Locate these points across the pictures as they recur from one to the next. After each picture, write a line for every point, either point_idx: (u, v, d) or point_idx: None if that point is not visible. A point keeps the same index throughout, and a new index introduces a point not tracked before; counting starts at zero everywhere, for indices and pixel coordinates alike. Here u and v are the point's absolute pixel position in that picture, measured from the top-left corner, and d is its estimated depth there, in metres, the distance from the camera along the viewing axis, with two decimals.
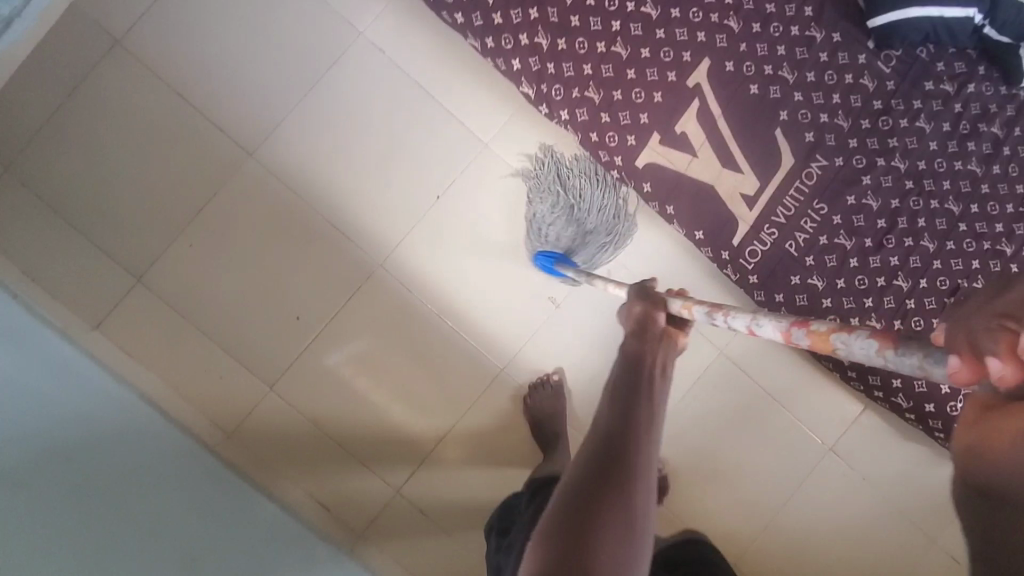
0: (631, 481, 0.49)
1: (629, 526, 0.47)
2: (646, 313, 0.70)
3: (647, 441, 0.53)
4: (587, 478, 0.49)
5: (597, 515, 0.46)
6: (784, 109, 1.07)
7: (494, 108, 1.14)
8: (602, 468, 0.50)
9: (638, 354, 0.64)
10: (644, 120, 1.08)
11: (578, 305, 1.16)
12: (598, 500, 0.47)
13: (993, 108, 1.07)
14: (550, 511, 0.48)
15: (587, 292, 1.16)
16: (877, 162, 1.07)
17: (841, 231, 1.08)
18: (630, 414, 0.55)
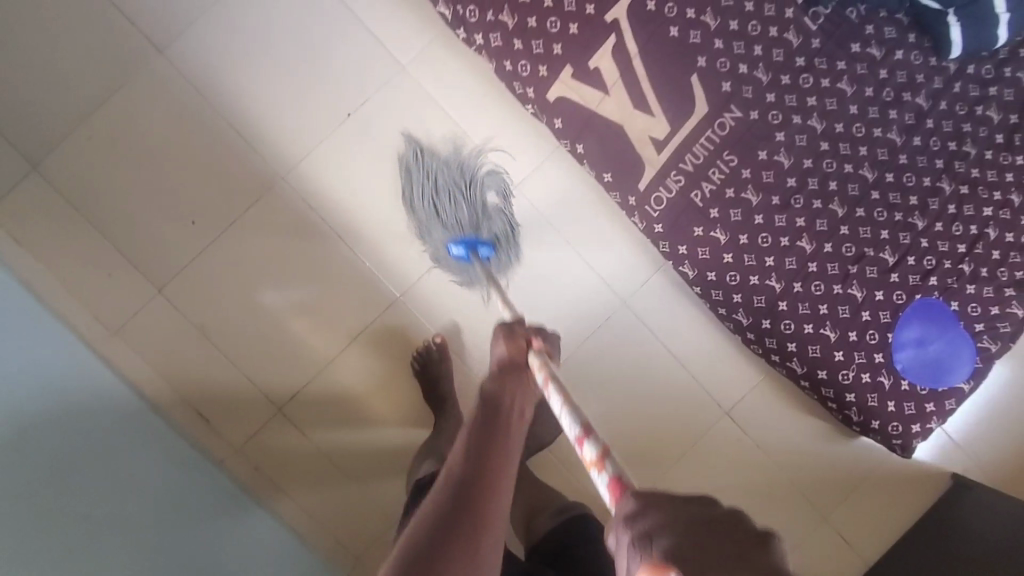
0: (482, 523, 0.58)
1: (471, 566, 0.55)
2: (511, 356, 0.76)
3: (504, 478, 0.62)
4: (440, 524, 0.56)
5: (445, 551, 0.54)
6: (702, 55, 1.06)
7: (414, 32, 1.13)
8: (460, 517, 0.57)
9: (496, 394, 0.71)
10: (558, 52, 1.05)
11: None
12: (446, 540, 0.55)
13: (918, 79, 1.10)
14: (403, 541, 0.56)
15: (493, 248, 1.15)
16: (793, 120, 1.07)
17: (749, 185, 1.07)
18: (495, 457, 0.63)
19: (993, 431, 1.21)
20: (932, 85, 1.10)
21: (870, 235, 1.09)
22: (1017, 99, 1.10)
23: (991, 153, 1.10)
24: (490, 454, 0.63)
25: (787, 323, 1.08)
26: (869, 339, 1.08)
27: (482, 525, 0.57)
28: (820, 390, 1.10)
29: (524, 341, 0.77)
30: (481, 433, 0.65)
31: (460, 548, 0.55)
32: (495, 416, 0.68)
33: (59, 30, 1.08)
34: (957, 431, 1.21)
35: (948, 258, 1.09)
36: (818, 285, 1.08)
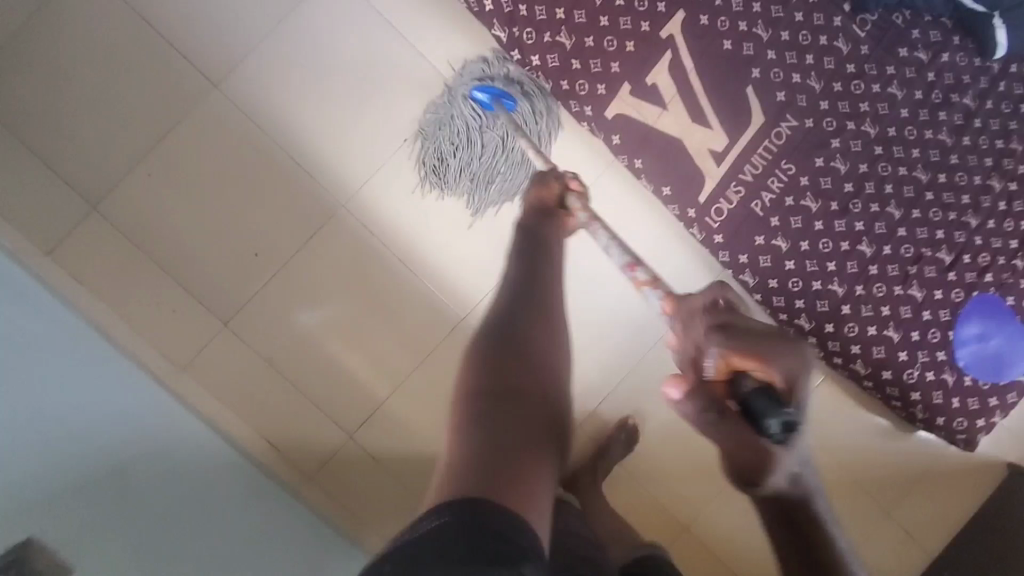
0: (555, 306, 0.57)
1: (555, 324, 0.55)
2: (547, 199, 0.80)
3: (555, 273, 0.64)
4: (508, 301, 0.56)
5: (530, 322, 0.53)
6: (755, 67, 1.08)
7: (467, 53, 1.14)
8: (531, 291, 0.58)
9: (540, 222, 0.77)
10: (616, 70, 1.07)
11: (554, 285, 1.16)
12: (525, 313, 0.54)
13: (965, 80, 1.12)
14: (488, 311, 0.55)
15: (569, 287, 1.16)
16: (846, 126, 1.10)
17: (808, 193, 1.09)
18: (548, 304, 0.57)
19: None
20: (978, 85, 1.13)
21: (926, 236, 1.11)
22: None
23: None
24: (545, 266, 0.64)
25: (851, 326, 1.10)
26: (931, 338, 1.10)
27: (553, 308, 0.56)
28: (884, 391, 1.12)
29: (558, 187, 0.81)
30: (530, 260, 0.65)
31: (543, 324, 0.54)
32: (538, 237, 0.72)
33: (110, 68, 1.08)
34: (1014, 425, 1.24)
35: (1002, 255, 1.11)
36: (880, 287, 1.10)
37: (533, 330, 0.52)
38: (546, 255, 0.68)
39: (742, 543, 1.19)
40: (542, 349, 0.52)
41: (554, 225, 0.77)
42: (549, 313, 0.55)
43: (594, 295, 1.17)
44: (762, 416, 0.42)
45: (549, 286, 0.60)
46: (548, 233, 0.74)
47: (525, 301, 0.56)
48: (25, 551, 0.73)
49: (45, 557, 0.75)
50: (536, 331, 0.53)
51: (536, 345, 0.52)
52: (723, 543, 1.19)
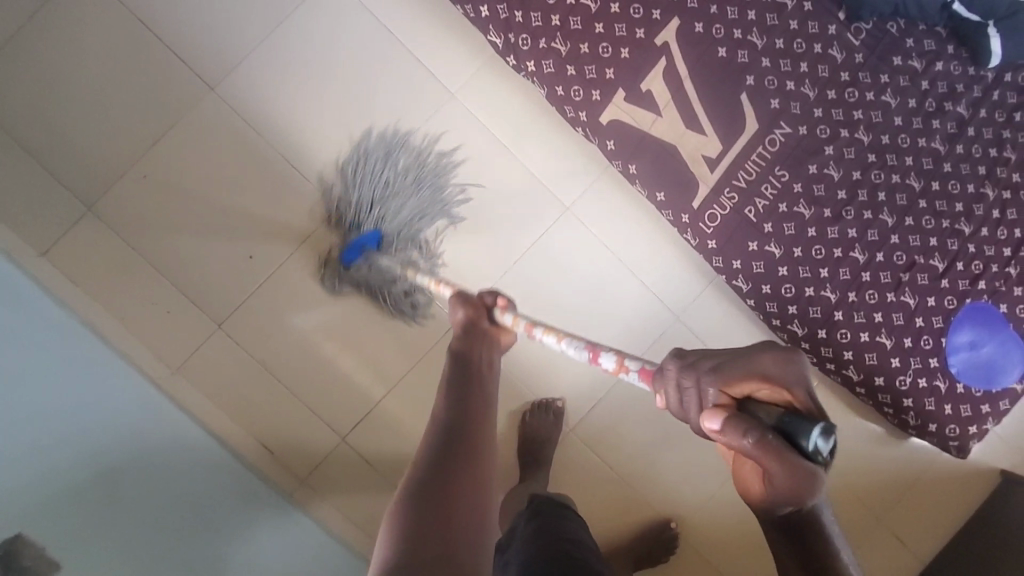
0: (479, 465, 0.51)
1: (480, 507, 0.48)
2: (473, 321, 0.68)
3: (482, 413, 0.56)
4: (431, 468, 0.49)
5: (455, 500, 0.47)
6: (750, 74, 1.08)
7: (463, 58, 1.14)
8: (461, 442, 0.52)
9: (468, 346, 0.65)
10: (610, 76, 1.07)
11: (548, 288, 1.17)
12: (445, 486, 0.47)
13: (959, 88, 1.13)
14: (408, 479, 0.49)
15: (564, 288, 1.17)
16: (840, 133, 1.10)
17: (801, 200, 1.09)
18: (472, 470, 0.50)
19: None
20: (971, 94, 1.13)
21: (919, 243, 1.11)
22: None
23: None
24: (474, 400, 0.57)
25: (843, 332, 1.10)
26: (924, 345, 1.10)
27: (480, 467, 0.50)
28: (877, 397, 1.12)
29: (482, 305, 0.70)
30: (459, 388, 0.58)
31: (468, 498, 0.48)
32: (468, 358, 0.63)
33: (106, 70, 1.08)
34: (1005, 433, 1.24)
35: (994, 262, 1.12)
36: (872, 294, 1.10)
37: (456, 506, 0.46)
38: (477, 383, 0.60)
39: (733, 548, 1.20)
40: (465, 533, 0.45)
41: (481, 343, 0.66)
42: (478, 482, 0.49)
43: (586, 299, 1.18)
44: (800, 433, 0.41)
45: (476, 441, 0.52)
46: (475, 356, 0.64)
47: (470, 388, 0.59)
48: (14, 545, 0.77)
49: (34, 553, 0.79)
50: (461, 508, 0.46)
51: (459, 528, 0.45)
52: (715, 547, 1.20)
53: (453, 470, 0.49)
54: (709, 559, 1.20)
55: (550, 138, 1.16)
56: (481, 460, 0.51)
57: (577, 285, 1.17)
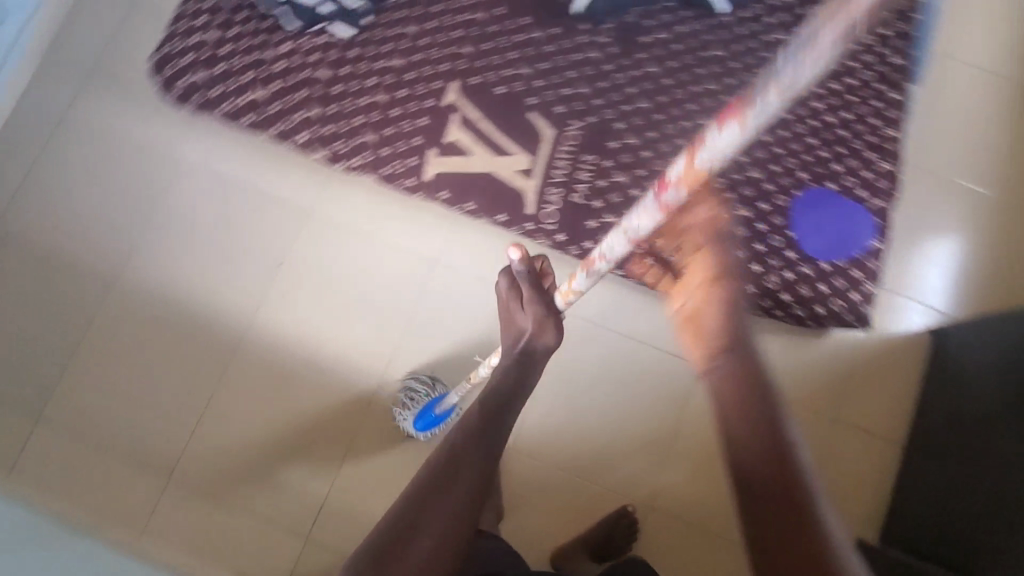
0: (467, 474, 0.73)
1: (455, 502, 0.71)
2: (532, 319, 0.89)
3: (477, 448, 0.76)
4: (437, 466, 0.74)
5: (445, 484, 0.72)
6: (530, 96, 1.28)
7: (304, 177, 1.31)
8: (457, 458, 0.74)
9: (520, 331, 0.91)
10: (419, 142, 1.27)
11: (443, 332, 1.27)
12: (440, 479, 0.72)
13: (707, 38, 1.32)
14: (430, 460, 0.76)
15: (457, 328, 1.27)
16: (624, 109, 1.27)
17: (615, 171, 1.25)
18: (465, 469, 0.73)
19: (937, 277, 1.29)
20: (720, 38, 1.32)
21: (732, 165, 1.26)
22: (790, 19, 1.32)
23: None
24: (473, 441, 0.76)
25: None
26: (773, 243, 1.24)
27: (466, 463, 0.74)
28: (759, 303, 1.23)
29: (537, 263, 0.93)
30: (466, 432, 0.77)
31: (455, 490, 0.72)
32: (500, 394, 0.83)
33: (26, 300, 1.28)
34: (909, 291, 1.28)
35: (805, 152, 1.27)
36: None
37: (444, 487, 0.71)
38: (487, 425, 0.79)
39: (705, 498, 1.20)
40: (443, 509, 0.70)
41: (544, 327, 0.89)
42: (460, 481, 0.72)
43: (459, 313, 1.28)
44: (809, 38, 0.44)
45: (469, 458, 0.74)
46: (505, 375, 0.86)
47: (477, 427, 0.78)
48: None
49: None
50: (444, 492, 0.71)
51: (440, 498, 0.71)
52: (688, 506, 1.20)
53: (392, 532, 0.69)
54: (686, 523, 1.19)
55: (398, 211, 1.30)
56: (432, 512, 0.70)
57: (468, 321, 1.27)
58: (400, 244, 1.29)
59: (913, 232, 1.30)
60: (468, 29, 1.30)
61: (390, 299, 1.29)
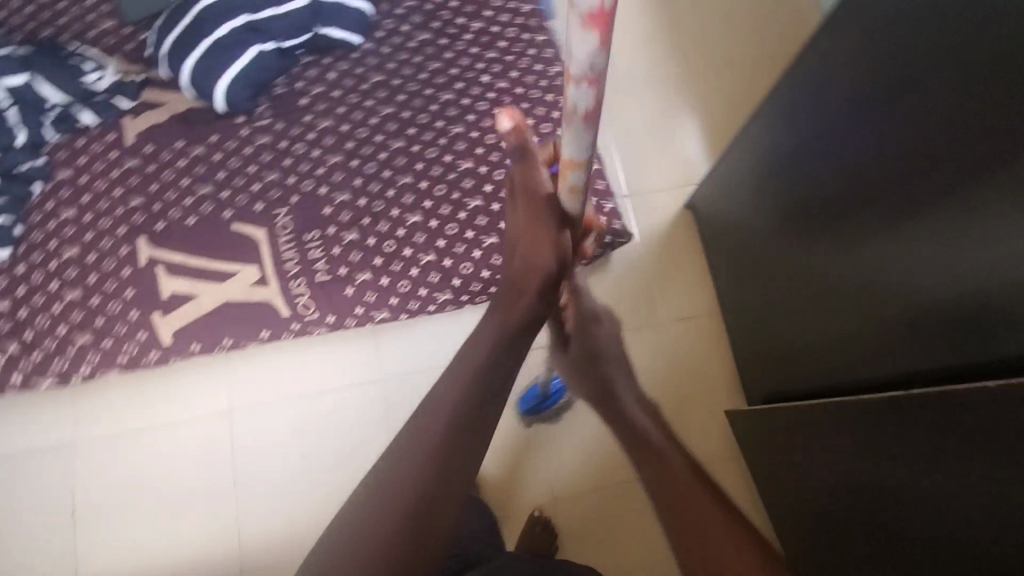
0: (411, 494, 0.66)
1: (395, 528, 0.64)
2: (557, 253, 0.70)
3: (429, 452, 0.68)
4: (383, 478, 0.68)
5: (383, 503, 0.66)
6: (224, 209, 1.21)
7: (51, 410, 1.19)
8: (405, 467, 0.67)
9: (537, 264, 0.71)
10: (137, 314, 1.15)
11: (274, 472, 1.19)
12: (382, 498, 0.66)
13: (360, 71, 1.32)
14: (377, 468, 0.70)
15: (285, 458, 1.19)
16: (319, 173, 1.24)
17: (342, 232, 1.21)
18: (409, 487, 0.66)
19: (668, 156, 1.38)
20: (371, 65, 1.32)
21: (443, 168, 1.26)
22: (424, 16, 1.36)
23: (447, 54, 1.35)
24: (426, 442, 0.68)
25: (466, 265, 1.22)
26: None
27: (411, 476, 0.67)
28: None
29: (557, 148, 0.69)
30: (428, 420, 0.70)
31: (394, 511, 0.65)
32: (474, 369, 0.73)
33: None
34: (654, 181, 1.37)
35: (498, 124, 1.30)
36: (452, 227, 1.23)
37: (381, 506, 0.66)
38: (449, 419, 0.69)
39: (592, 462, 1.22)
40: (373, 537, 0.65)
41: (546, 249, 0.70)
42: (400, 504, 0.65)
43: (304, 454, 1.20)
44: None
45: (416, 469, 0.67)
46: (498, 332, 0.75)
47: (432, 423, 0.70)
48: None
49: None
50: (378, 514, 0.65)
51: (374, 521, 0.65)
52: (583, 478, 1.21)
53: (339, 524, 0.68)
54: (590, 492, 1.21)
55: (164, 387, 1.20)
56: (366, 538, 0.64)
57: (292, 446, 1.20)
58: (185, 414, 1.20)
59: (629, 129, 1.39)
60: (128, 180, 1.22)
61: (205, 472, 1.18)
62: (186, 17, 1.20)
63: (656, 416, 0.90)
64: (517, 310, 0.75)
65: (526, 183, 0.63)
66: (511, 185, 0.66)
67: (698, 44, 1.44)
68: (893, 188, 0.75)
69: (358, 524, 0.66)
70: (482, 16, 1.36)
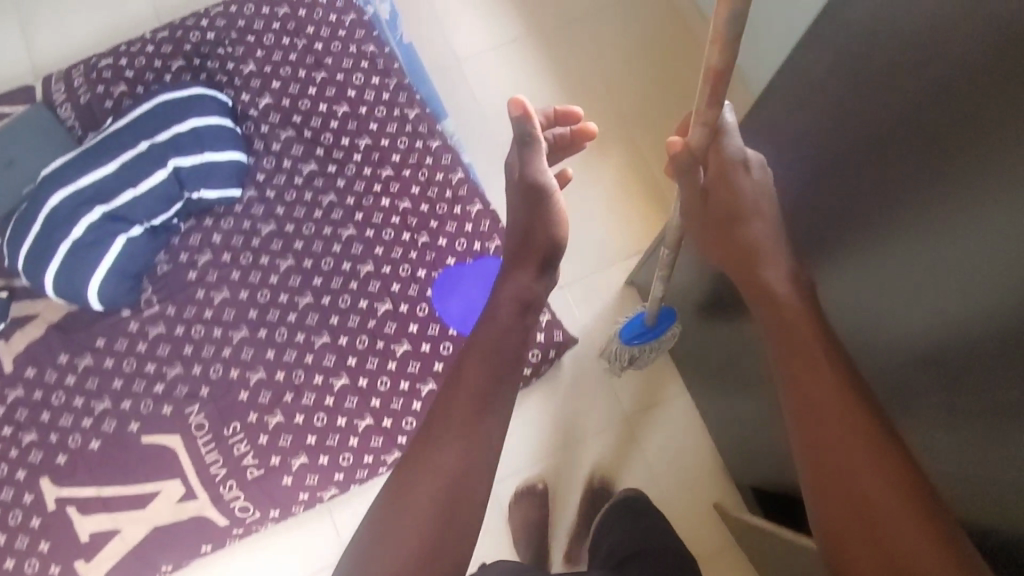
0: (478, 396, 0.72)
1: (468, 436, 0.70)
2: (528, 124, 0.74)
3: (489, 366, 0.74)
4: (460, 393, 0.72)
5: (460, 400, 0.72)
6: (130, 423, 1.09)
7: None
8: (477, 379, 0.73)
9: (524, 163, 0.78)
10: (57, 568, 1.03)
11: None
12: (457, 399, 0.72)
13: (247, 224, 1.19)
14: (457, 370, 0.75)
15: None
16: (226, 355, 1.11)
17: (265, 416, 1.09)
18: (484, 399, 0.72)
19: (599, 229, 1.31)
20: (258, 214, 1.20)
21: (361, 317, 1.14)
22: (305, 146, 1.25)
23: (340, 182, 1.23)
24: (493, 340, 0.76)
25: (408, 419, 1.10)
26: (444, 348, 1.13)
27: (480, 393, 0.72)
28: None
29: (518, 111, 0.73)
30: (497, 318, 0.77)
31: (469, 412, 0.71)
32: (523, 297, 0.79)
33: None
34: (593, 260, 1.30)
35: (410, 250, 1.19)
36: (384, 381, 1.11)
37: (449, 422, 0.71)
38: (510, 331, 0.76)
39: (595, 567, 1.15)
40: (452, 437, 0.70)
41: (530, 152, 0.77)
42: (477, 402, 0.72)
43: None
44: None
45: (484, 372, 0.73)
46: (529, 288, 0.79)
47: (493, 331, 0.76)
48: None
49: None
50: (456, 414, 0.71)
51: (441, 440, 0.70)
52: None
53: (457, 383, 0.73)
54: None
55: None
56: (439, 443, 0.70)
57: None
58: None
59: None
60: (18, 414, 1.09)
61: None
62: (38, 219, 1.07)
63: (798, 278, 0.71)
64: (549, 238, 0.80)
65: (528, 162, 0.78)
66: (518, 152, 0.78)
67: (595, 111, 1.39)
68: (874, 213, 0.64)
69: (413, 453, 0.71)
70: (367, 131, 1.26)
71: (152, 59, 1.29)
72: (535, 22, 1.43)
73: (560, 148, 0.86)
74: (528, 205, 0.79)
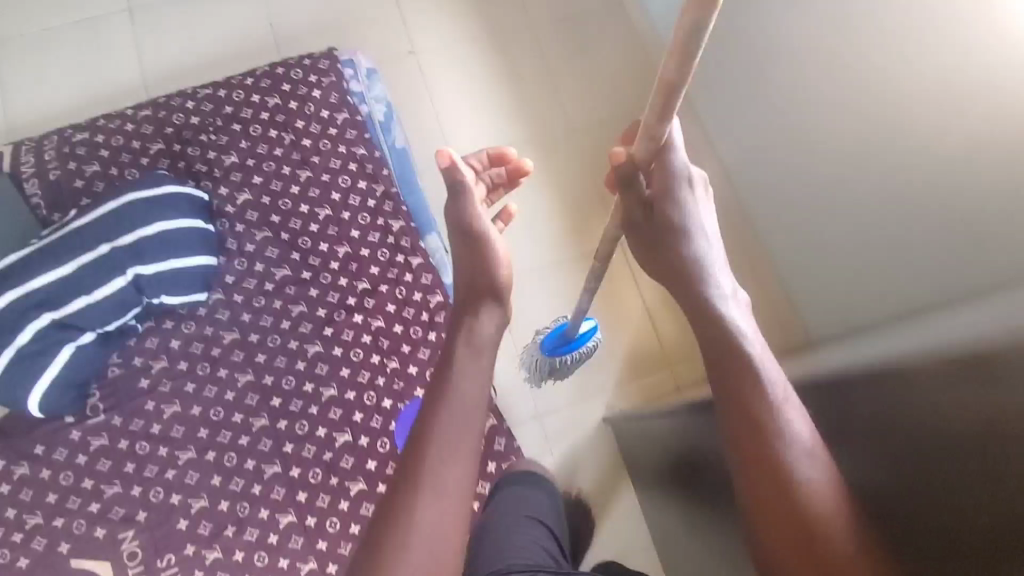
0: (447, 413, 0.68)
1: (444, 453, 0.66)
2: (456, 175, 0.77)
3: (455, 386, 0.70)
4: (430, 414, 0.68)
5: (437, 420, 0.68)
6: (59, 542, 1.02)
7: None
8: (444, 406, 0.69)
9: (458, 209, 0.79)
10: None
11: None
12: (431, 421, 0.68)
13: (209, 331, 1.14)
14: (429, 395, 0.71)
15: None
16: (170, 476, 1.05)
17: (201, 550, 1.02)
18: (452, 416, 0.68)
19: None
20: (222, 321, 1.15)
21: (317, 447, 1.08)
22: (281, 250, 1.20)
23: (313, 291, 1.18)
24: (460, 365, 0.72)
25: None
26: None
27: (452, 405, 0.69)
28: None
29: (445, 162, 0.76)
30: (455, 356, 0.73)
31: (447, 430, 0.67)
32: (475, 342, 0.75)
33: None
34: (568, 392, 1.27)
35: (377, 376, 1.13)
36: (332, 522, 1.04)
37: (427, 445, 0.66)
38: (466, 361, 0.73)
39: None
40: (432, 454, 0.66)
41: (461, 193, 0.78)
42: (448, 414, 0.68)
43: None
44: None
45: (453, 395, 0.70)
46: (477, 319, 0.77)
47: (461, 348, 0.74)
48: None
49: None
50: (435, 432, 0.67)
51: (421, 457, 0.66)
52: None
53: (424, 418, 0.68)
54: None
55: None
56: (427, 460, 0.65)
57: None
58: None
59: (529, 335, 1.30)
60: None
61: None
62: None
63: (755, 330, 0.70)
64: (491, 279, 0.79)
65: (461, 212, 0.79)
66: (453, 206, 0.79)
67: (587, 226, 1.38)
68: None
69: (400, 472, 0.66)
70: (347, 239, 1.21)
71: (131, 138, 1.23)
72: (534, 130, 1.43)
73: (496, 183, 0.92)
74: (468, 255, 0.80)
